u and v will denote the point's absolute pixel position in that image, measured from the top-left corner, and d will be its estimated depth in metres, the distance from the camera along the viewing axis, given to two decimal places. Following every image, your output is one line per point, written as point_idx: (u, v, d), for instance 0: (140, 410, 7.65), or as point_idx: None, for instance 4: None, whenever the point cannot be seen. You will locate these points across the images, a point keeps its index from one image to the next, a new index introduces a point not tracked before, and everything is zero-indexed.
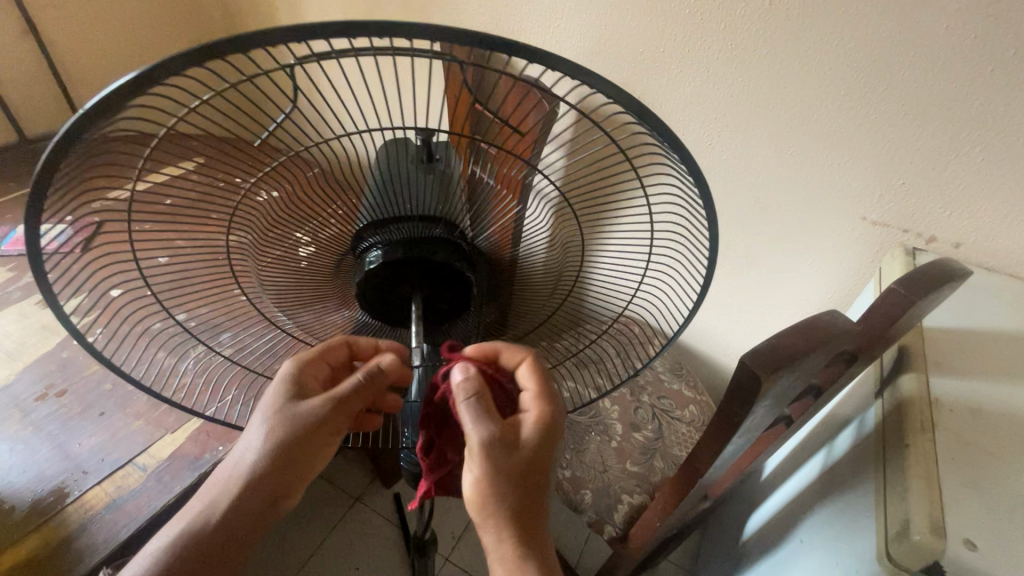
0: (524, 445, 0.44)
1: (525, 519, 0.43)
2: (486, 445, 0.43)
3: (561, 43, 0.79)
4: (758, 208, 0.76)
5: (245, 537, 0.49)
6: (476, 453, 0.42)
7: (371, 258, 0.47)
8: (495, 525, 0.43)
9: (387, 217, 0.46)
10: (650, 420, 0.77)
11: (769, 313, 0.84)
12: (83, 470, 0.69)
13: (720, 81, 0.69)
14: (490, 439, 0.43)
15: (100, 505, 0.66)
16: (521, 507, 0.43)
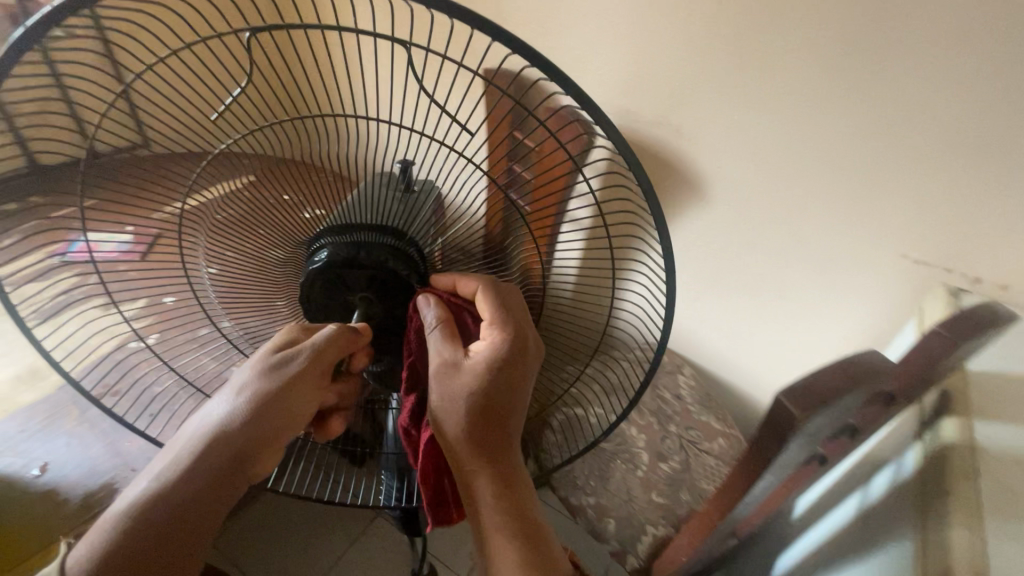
0: (474, 371, 0.50)
1: (485, 443, 0.50)
2: (441, 369, 0.51)
3: (596, 74, 0.80)
4: (792, 242, 0.75)
5: (201, 517, 0.45)
6: (433, 372, 0.51)
7: (317, 257, 0.51)
8: (457, 440, 0.50)
9: (345, 225, 0.51)
10: (677, 451, 0.76)
11: (801, 348, 0.82)
12: (132, 468, 0.73)
13: (758, 117, 0.69)
14: (446, 360, 0.51)
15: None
16: (481, 423, 0.49)
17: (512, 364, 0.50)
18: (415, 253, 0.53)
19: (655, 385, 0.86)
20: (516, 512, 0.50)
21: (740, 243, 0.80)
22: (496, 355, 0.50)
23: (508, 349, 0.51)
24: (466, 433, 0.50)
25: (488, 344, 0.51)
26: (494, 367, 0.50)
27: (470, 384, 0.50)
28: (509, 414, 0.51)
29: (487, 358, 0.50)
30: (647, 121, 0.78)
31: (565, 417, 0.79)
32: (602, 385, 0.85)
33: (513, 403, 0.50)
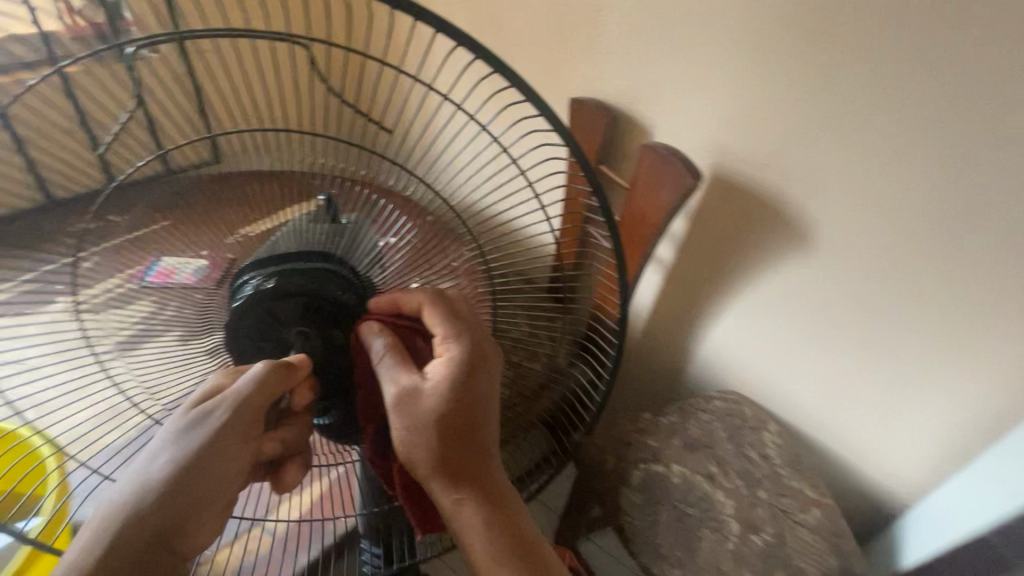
0: (432, 393, 0.59)
1: (457, 455, 0.60)
2: (401, 397, 0.58)
3: (700, 114, 0.77)
4: (907, 299, 0.70)
5: (158, 556, 0.47)
6: (393, 400, 0.58)
7: (247, 289, 0.58)
8: (436, 463, 0.59)
9: (288, 257, 0.59)
10: (770, 521, 0.70)
11: (907, 419, 0.77)
12: None
13: (880, 165, 0.66)
14: (405, 395, 0.58)
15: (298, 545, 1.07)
16: (453, 441, 0.59)
17: (474, 385, 0.60)
18: (353, 274, 0.63)
19: (741, 443, 0.80)
20: (496, 512, 0.60)
21: (847, 301, 0.75)
22: (458, 373, 0.59)
23: (468, 372, 0.60)
24: (442, 455, 0.59)
25: (444, 368, 0.59)
26: (451, 382, 0.59)
27: (434, 409, 0.58)
28: (473, 425, 0.60)
29: (446, 384, 0.59)
30: (754, 163, 0.75)
31: (646, 475, 0.75)
32: (683, 439, 0.79)
33: (476, 414, 0.60)
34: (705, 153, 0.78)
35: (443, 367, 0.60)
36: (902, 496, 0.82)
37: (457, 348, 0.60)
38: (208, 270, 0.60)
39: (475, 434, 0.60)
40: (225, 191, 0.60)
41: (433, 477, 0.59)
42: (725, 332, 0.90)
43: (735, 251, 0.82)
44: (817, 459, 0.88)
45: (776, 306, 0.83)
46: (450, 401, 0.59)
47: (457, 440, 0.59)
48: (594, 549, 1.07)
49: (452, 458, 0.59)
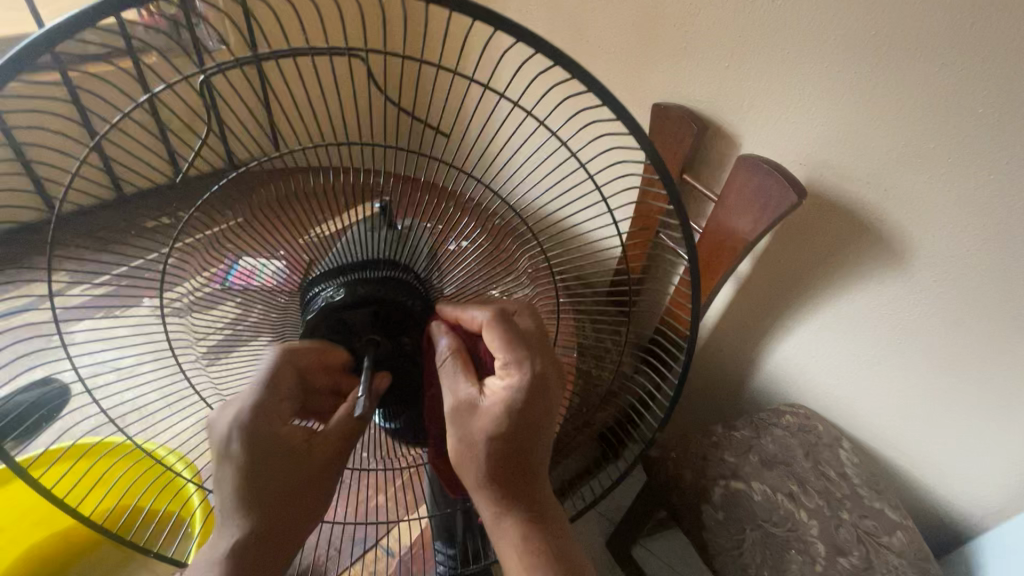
0: (490, 414, 0.52)
1: (510, 480, 0.54)
2: (456, 411, 0.53)
3: (796, 123, 0.73)
4: (1011, 328, 0.66)
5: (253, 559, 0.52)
6: (450, 413, 0.53)
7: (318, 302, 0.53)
8: (486, 482, 0.54)
9: (349, 266, 0.54)
10: (856, 544, 0.70)
11: (992, 445, 0.74)
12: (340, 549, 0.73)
13: (996, 189, 0.62)
14: (459, 409, 0.53)
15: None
16: (508, 466, 0.53)
17: (535, 411, 0.52)
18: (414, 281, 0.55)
19: (818, 460, 0.78)
20: (542, 546, 0.54)
21: (938, 326, 0.72)
22: (520, 397, 0.52)
23: (530, 396, 0.52)
24: (493, 478, 0.53)
25: (504, 390, 0.52)
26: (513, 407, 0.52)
27: (488, 432, 0.52)
28: (530, 454, 0.53)
29: (503, 408, 0.52)
30: (852, 179, 0.71)
31: (727, 492, 0.75)
32: (760, 455, 0.78)
33: (534, 442, 0.54)
34: (797, 165, 0.74)
35: (503, 389, 0.53)
36: (977, 516, 0.81)
37: (522, 366, 0.53)
38: (289, 271, 0.55)
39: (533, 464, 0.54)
40: (285, 196, 0.51)
41: (482, 493, 0.54)
42: (795, 348, 0.88)
43: (818, 266, 0.79)
44: (891, 474, 0.87)
45: (860, 324, 0.79)
46: (508, 426, 0.52)
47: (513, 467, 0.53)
48: (647, 554, 1.10)
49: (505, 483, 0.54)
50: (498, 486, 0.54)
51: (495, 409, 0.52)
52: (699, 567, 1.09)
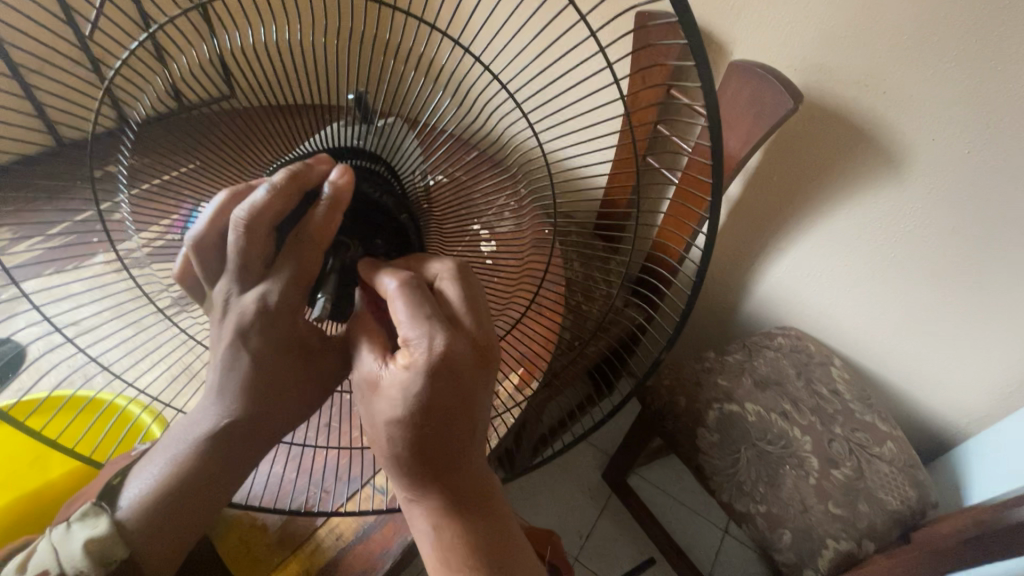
0: (390, 404, 0.42)
1: (430, 472, 0.44)
2: (361, 390, 0.44)
3: (789, 23, 0.67)
4: (1008, 233, 0.65)
5: (196, 509, 0.47)
6: (355, 391, 0.44)
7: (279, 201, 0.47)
8: (389, 467, 0.45)
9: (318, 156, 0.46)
10: (848, 456, 0.71)
11: (983, 355, 0.75)
12: (324, 489, 0.65)
13: (1001, 86, 0.57)
14: (368, 379, 0.43)
15: (350, 530, 0.67)
16: (418, 458, 0.43)
17: (444, 398, 0.41)
18: (391, 179, 0.46)
19: (810, 379, 0.77)
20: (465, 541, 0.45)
21: (933, 236, 0.70)
22: (424, 377, 0.41)
23: (433, 383, 0.41)
24: (405, 467, 0.44)
25: (407, 375, 0.41)
26: (417, 399, 0.41)
27: (389, 418, 0.42)
28: (438, 438, 0.42)
29: (406, 398, 0.41)
30: (849, 84, 0.66)
31: (721, 414, 0.75)
32: (753, 377, 0.77)
33: (454, 432, 0.43)
34: (792, 72, 0.69)
35: (404, 371, 0.41)
36: (963, 424, 0.83)
37: (431, 339, 0.41)
38: None
39: (454, 456, 0.44)
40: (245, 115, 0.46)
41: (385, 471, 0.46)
42: (788, 272, 0.87)
43: (811, 184, 0.76)
44: (880, 387, 0.88)
45: (854, 243, 0.77)
46: (409, 413, 0.41)
47: (429, 459, 0.43)
48: (642, 482, 1.12)
49: (418, 477, 0.44)
50: (412, 478, 0.44)
51: (396, 389, 0.42)
52: (693, 489, 1.12)
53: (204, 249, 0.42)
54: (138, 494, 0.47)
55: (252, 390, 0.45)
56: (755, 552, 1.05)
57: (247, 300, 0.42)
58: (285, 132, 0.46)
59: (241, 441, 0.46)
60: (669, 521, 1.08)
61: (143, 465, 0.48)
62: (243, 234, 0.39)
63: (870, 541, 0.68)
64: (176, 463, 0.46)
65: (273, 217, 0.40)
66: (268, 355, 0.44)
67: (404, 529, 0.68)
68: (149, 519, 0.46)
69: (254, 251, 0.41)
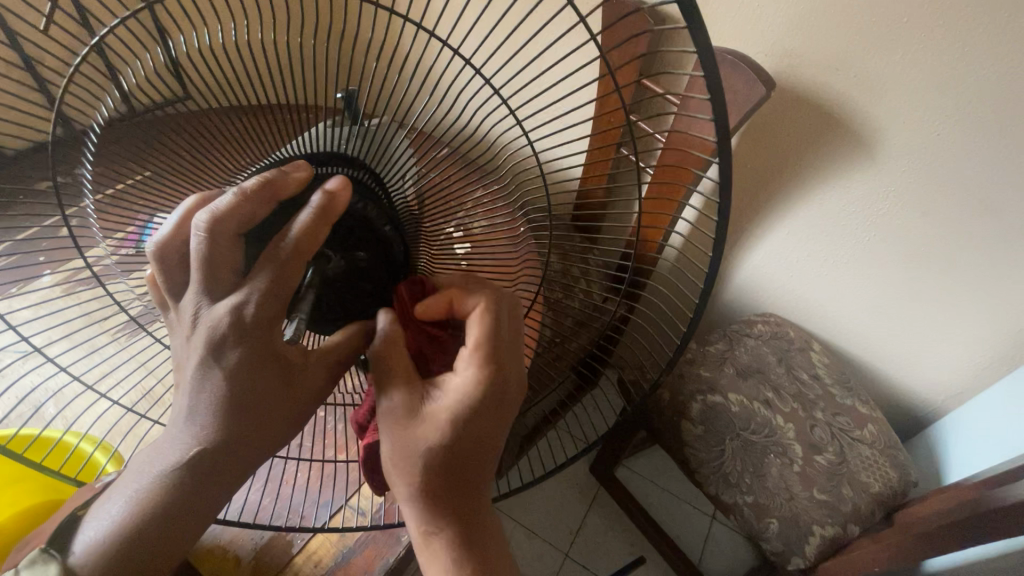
0: (431, 432, 0.41)
1: (452, 494, 0.43)
2: (390, 418, 0.42)
3: (758, 6, 0.65)
4: (980, 209, 0.65)
5: (170, 543, 0.42)
6: (383, 416, 0.42)
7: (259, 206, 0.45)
8: (409, 499, 0.43)
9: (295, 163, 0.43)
10: (830, 441, 0.71)
11: (956, 332, 0.76)
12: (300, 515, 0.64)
13: (968, 64, 0.57)
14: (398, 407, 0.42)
15: (329, 556, 0.65)
16: (444, 483, 0.42)
17: (482, 426, 0.42)
18: (375, 185, 0.44)
19: (791, 365, 0.78)
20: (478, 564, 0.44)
21: (905, 218, 0.70)
22: (469, 407, 0.41)
23: (474, 411, 0.41)
24: (427, 496, 0.43)
25: (452, 399, 0.41)
26: (459, 427, 0.41)
27: (426, 445, 0.41)
28: (470, 474, 0.43)
29: (446, 425, 0.41)
30: (819, 66, 0.65)
31: (705, 406, 0.74)
32: (735, 366, 0.77)
33: (484, 452, 0.43)
34: (762, 58, 0.68)
35: (447, 395, 0.42)
36: (939, 401, 0.84)
37: (483, 369, 0.41)
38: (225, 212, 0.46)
39: (479, 476, 0.44)
40: (210, 124, 0.42)
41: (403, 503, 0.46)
42: (763, 259, 0.87)
43: (784, 171, 0.75)
44: (858, 369, 0.89)
45: (828, 227, 0.77)
46: (445, 442, 0.41)
47: (456, 483, 0.43)
48: (629, 474, 1.13)
49: (444, 504, 0.43)
50: (433, 505, 0.43)
51: (438, 417, 0.41)
52: (680, 478, 1.13)
53: (167, 259, 0.40)
54: (95, 536, 0.43)
55: (224, 415, 0.41)
56: (743, 535, 1.07)
57: (216, 313, 0.39)
58: (259, 140, 0.43)
59: (213, 474, 0.42)
60: (657, 511, 1.09)
61: (105, 502, 0.44)
62: (205, 239, 0.37)
63: (855, 524, 0.68)
64: (140, 500, 0.42)
65: (239, 223, 0.38)
66: (239, 379, 0.41)
67: (386, 552, 0.66)
68: (104, 563, 0.41)
69: (223, 259, 0.39)
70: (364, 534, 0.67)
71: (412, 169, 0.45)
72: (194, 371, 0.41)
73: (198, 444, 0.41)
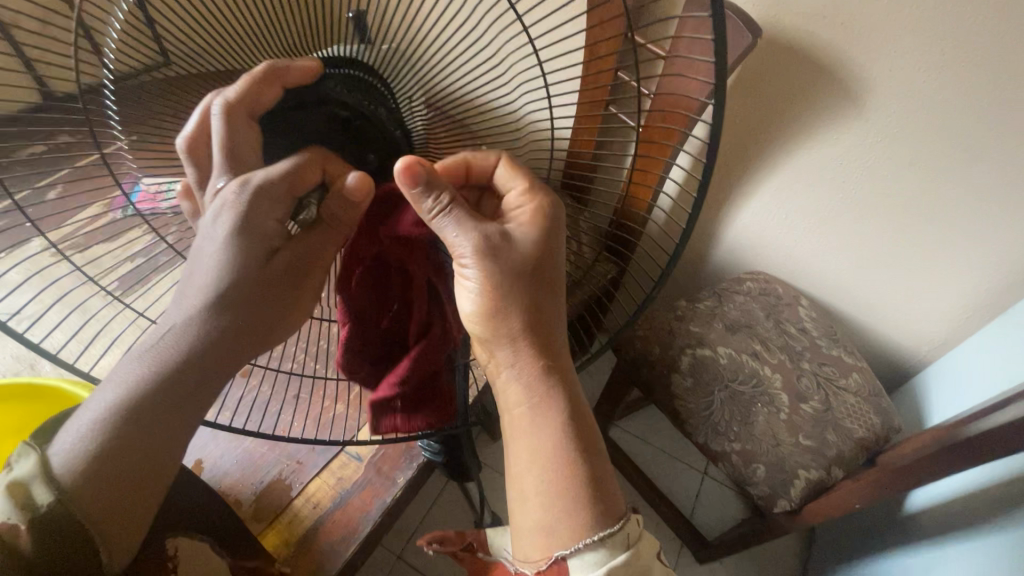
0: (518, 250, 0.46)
1: (536, 321, 0.48)
2: (479, 251, 0.45)
3: None
4: (967, 158, 0.65)
5: (174, 440, 0.39)
6: (469, 253, 0.45)
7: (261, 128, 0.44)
8: (502, 330, 0.48)
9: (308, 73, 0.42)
10: (816, 390, 0.73)
11: (939, 282, 0.77)
12: (298, 461, 0.70)
13: (957, 9, 0.56)
14: (485, 246, 0.45)
15: (327, 498, 0.68)
16: (528, 305, 0.47)
17: (552, 246, 0.47)
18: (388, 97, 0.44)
19: (778, 319, 0.79)
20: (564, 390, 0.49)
21: (891, 170, 0.70)
22: (541, 228, 0.46)
23: (544, 231, 0.46)
24: (519, 323, 0.48)
25: (525, 219, 0.46)
26: (538, 240, 0.46)
27: (514, 264, 0.46)
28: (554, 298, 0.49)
29: (525, 239, 0.46)
30: (807, 16, 0.63)
31: (694, 359, 0.76)
32: (723, 321, 0.78)
33: (556, 271, 0.48)
34: (750, 8, 0.66)
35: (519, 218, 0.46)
36: (923, 351, 0.87)
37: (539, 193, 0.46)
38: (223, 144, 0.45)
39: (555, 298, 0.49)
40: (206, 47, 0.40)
41: (504, 354, 0.49)
42: (753, 215, 0.87)
43: (772, 125, 0.75)
44: (843, 323, 0.91)
45: (816, 179, 0.77)
46: (527, 259, 0.47)
47: (540, 302, 0.48)
48: (622, 433, 1.15)
49: (531, 328, 0.48)
50: (522, 332, 0.48)
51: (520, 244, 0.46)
52: (672, 435, 1.15)
53: (198, 151, 0.41)
54: (75, 443, 0.37)
55: (228, 297, 0.42)
56: (733, 488, 1.10)
57: (229, 189, 0.41)
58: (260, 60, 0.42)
59: (225, 356, 0.42)
60: (650, 467, 1.12)
61: (87, 405, 0.39)
62: (223, 117, 0.38)
63: (838, 468, 0.71)
64: (139, 389, 0.39)
65: (251, 107, 0.38)
66: (246, 259, 0.42)
67: (383, 493, 0.69)
68: (98, 463, 0.36)
69: (246, 146, 0.41)
70: (361, 477, 0.70)
71: (420, 92, 0.45)
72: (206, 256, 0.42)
73: (201, 326, 0.42)
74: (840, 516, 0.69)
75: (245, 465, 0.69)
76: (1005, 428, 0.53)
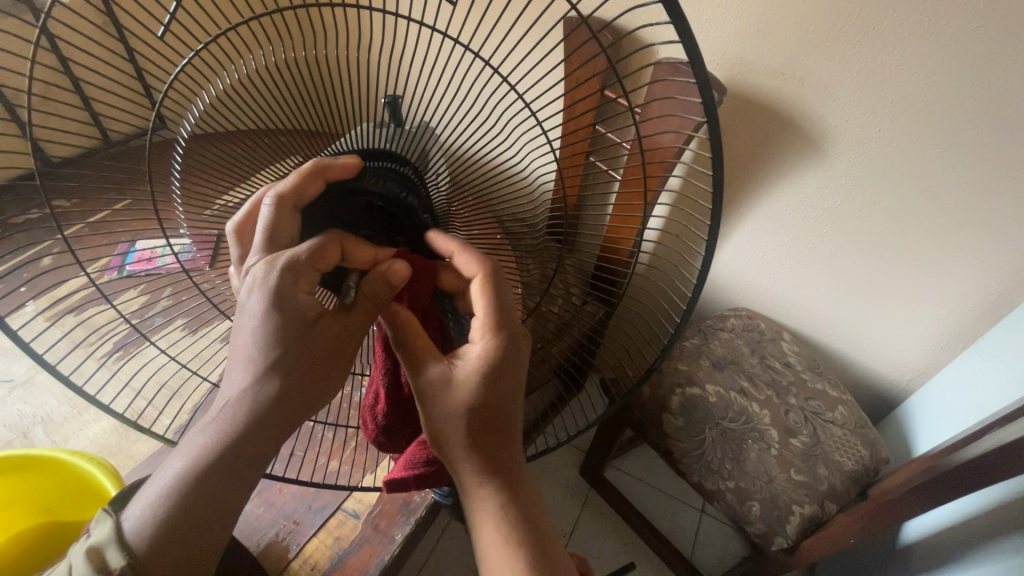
0: (465, 389, 0.46)
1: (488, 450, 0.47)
2: (429, 388, 0.46)
3: (709, 18, 0.69)
4: (926, 197, 0.70)
5: (225, 502, 0.41)
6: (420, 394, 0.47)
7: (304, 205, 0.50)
8: (455, 455, 0.48)
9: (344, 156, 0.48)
10: (804, 424, 0.75)
11: (914, 314, 0.81)
12: (294, 521, 0.69)
13: (899, 67, 0.61)
14: (429, 383, 0.46)
15: (324, 558, 0.67)
16: (479, 435, 0.47)
17: (507, 382, 0.46)
18: (415, 174, 0.50)
19: (763, 355, 0.81)
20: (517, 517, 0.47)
21: (856, 211, 0.75)
22: (483, 372, 0.45)
23: (497, 369, 0.45)
24: (474, 451, 0.47)
25: (477, 356, 0.46)
26: (486, 382, 0.45)
27: (464, 403, 0.46)
28: (504, 428, 0.48)
29: (473, 380, 0.45)
30: (766, 75, 0.69)
31: (684, 398, 0.77)
32: (711, 359, 0.80)
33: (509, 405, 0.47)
34: (715, 66, 0.72)
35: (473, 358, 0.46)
36: (906, 381, 0.89)
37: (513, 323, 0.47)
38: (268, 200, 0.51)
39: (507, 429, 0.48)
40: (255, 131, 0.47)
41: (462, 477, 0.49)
42: (731, 256, 0.91)
43: (743, 173, 0.79)
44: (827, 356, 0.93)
45: (787, 220, 0.81)
46: (476, 400, 0.46)
47: (490, 434, 0.47)
48: (619, 474, 1.15)
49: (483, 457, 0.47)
50: (480, 460, 0.47)
51: (462, 384, 0.46)
52: (668, 474, 1.15)
53: (244, 234, 0.48)
54: (146, 508, 0.40)
55: (279, 358, 0.44)
56: (732, 526, 1.09)
57: (259, 268, 0.44)
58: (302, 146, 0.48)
59: (270, 422, 0.43)
60: (648, 508, 1.11)
61: (155, 476, 0.42)
62: (273, 205, 0.44)
63: (832, 502, 0.71)
64: (200, 458, 0.42)
65: (297, 200, 0.44)
66: (286, 325, 0.44)
67: (380, 551, 0.68)
68: (166, 529, 0.40)
69: (284, 234, 0.46)
70: (359, 535, 0.69)
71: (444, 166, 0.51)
72: (253, 322, 0.44)
73: (249, 393, 0.43)
74: (838, 551, 0.70)
75: (242, 527, 0.68)
76: (984, 456, 0.55)
